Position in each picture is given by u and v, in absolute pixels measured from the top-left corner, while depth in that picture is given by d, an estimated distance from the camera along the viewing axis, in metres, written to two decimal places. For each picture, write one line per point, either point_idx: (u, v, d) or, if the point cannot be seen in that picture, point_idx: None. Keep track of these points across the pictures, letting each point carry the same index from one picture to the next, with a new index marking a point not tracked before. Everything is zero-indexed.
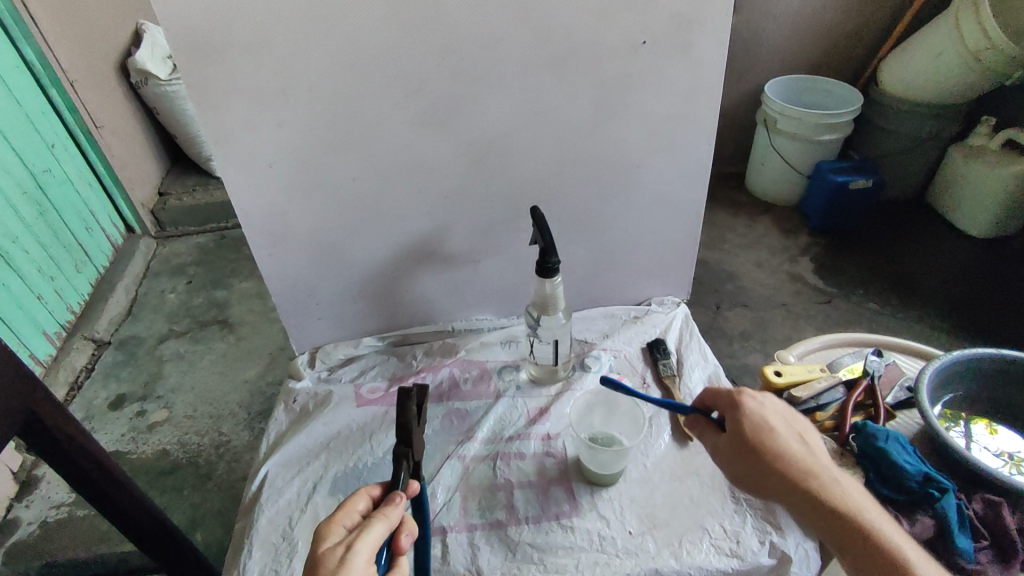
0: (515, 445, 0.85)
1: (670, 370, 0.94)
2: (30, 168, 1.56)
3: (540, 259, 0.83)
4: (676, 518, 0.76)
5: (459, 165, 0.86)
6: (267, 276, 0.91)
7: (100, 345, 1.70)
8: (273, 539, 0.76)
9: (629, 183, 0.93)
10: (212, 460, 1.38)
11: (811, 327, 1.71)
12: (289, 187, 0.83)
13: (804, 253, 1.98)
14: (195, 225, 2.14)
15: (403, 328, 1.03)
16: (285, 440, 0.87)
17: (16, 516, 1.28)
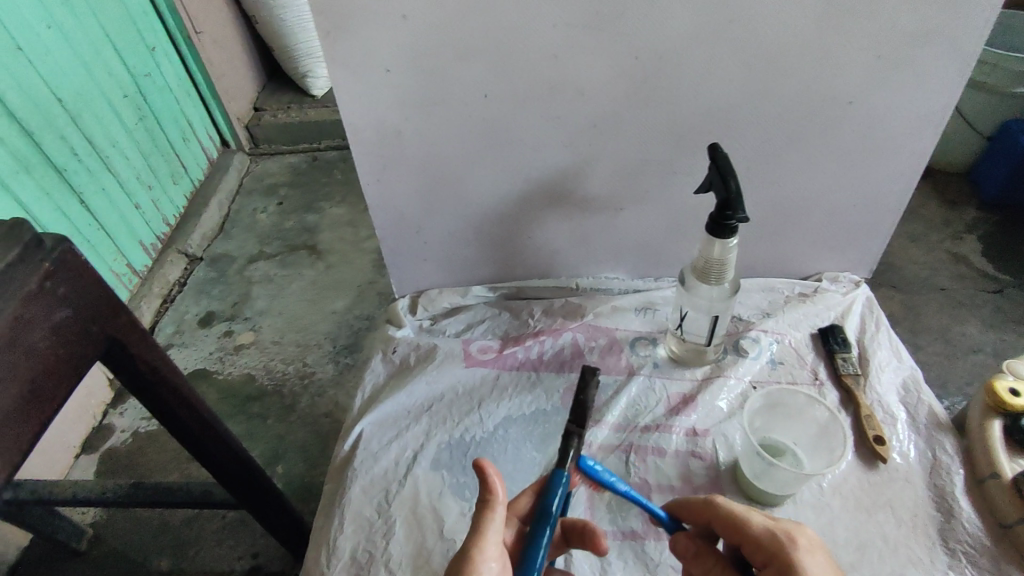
0: (653, 437, 0.70)
1: (852, 367, 0.74)
2: (130, 71, 1.49)
3: (716, 212, 0.63)
4: (865, 564, 0.60)
5: (620, 83, 0.66)
6: (371, 206, 0.78)
7: (192, 260, 1.67)
8: (366, 513, 0.66)
9: (840, 126, 0.70)
10: (297, 391, 1.32)
11: (975, 319, 1.32)
12: (410, 99, 0.67)
13: (972, 230, 1.53)
14: (289, 144, 2.06)
15: (518, 280, 0.88)
16: (383, 395, 0.77)
17: (111, 423, 1.27)
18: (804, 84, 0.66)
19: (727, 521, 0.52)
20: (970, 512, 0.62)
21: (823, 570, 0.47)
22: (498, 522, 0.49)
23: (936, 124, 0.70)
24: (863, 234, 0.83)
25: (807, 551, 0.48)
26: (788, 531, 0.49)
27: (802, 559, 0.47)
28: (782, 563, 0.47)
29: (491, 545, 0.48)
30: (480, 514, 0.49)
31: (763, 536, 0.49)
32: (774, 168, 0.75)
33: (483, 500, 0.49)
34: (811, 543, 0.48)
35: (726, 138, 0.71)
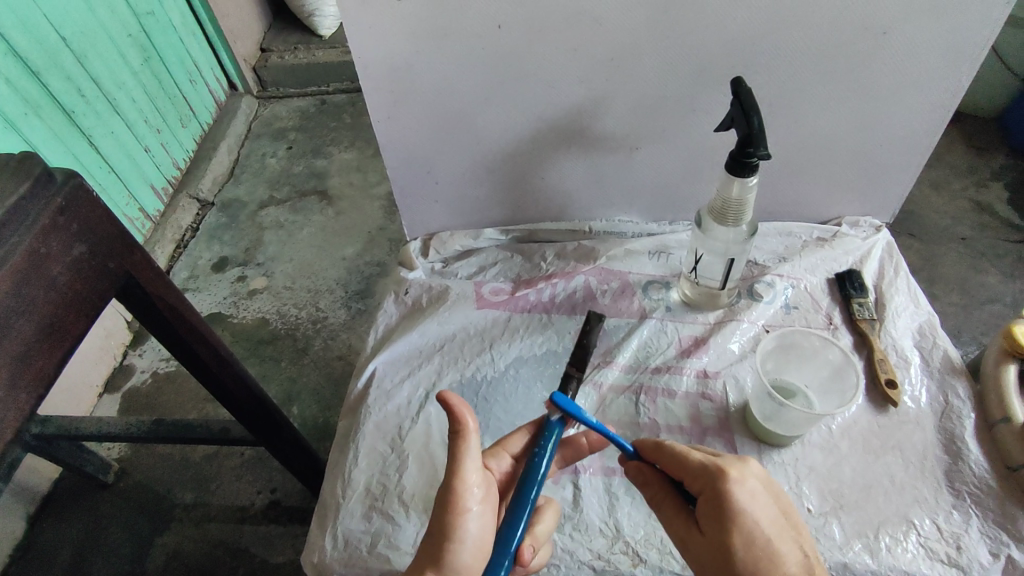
0: (663, 379, 0.71)
1: (868, 312, 0.74)
2: (134, 9, 1.44)
3: (736, 150, 0.61)
4: (868, 504, 0.60)
5: (641, 10, 0.62)
6: (383, 146, 0.76)
7: (204, 205, 1.67)
8: (380, 449, 0.68)
9: (872, 58, 0.67)
10: (309, 335, 1.34)
11: (994, 269, 1.29)
12: (421, 28, 0.64)
13: (998, 177, 1.48)
14: (296, 87, 2.02)
15: (530, 223, 0.87)
16: (395, 336, 0.77)
17: (131, 364, 1.29)
18: (836, 12, 0.63)
19: (672, 454, 0.51)
20: (978, 455, 0.63)
21: (756, 500, 0.47)
22: (471, 450, 0.49)
23: (975, 58, 0.67)
24: (886, 175, 0.81)
25: (741, 481, 0.47)
26: (721, 463, 0.48)
27: (735, 491, 0.47)
28: (712, 494, 0.48)
29: (470, 472, 0.49)
30: (454, 444, 0.49)
31: (698, 468, 0.49)
32: (800, 105, 0.72)
33: (455, 431, 0.49)
34: (745, 474, 0.48)
35: (750, 71, 0.68)
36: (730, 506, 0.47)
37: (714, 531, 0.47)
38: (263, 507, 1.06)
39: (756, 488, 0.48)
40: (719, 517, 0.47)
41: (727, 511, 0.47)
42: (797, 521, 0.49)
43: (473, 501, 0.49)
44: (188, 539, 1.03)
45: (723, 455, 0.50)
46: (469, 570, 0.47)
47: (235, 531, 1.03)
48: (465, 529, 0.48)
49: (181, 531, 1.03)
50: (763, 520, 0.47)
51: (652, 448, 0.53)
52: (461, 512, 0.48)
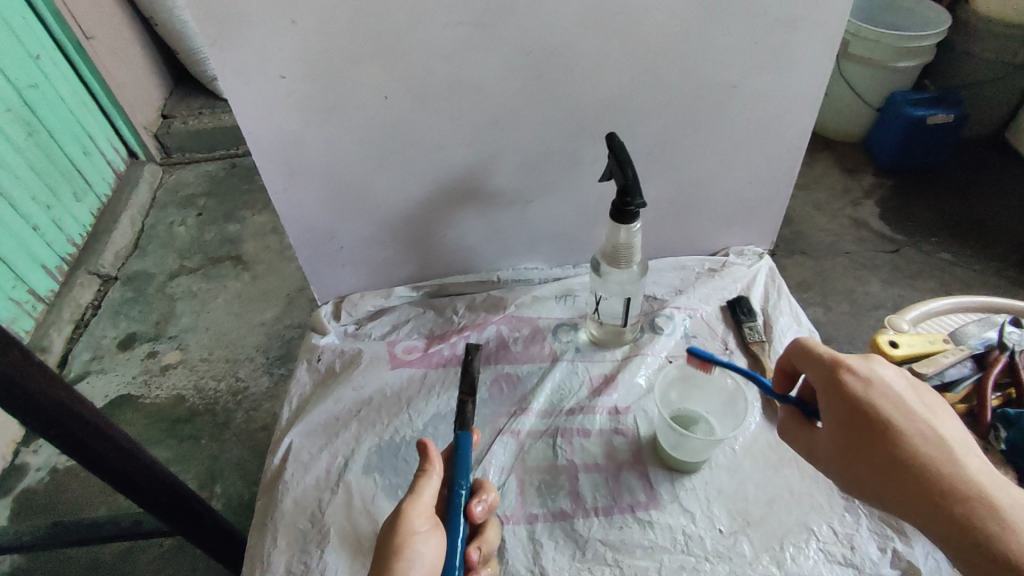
0: (577, 420, 0.73)
1: (757, 335, 0.80)
2: (15, 84, 1.38)
3: (617, 200, 0.66)
4: (773, 516, 0.64)
5: (518, 76, 0.67)
6: (283, 216, 0.77)
7: (106, 280, 1.58)
8: (300, 525, 0.66)
9: (728, 108, 0.75)
10: (230, 408, 1.28)
11: (876, 279, 1.42)
12: (308, 104, 0.66)
13: (869, 195, 1.64)
14: (203, 151, 1.98)
15: (440, 278, 0.89)
16: (309, 406, 0.76)
17: (24, 462, 1.18)
18: (691, 69, 0.70)
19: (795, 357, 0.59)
20: None
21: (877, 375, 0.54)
22: (430, 484, 0.54)
23: (813, 103, 0.76)
24: (760, 207, 0.89)
25: (859, 364, 0.55)
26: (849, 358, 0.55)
27: (855, 368, 0.54)
28: (836, 378, 0.55)
29: (426, 502, 0.53)
30: (416, 482, 0.54)
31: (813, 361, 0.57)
32: (674, 152, 0.78)
33: (422, 469, 0.54)
34: (864, 361, 0.55)
35: (624, 126, 0.74)
36: (850, 381, 0.54)
37: (841, 405, 0.54)
38: None
39: (884, 375, 0.54)
40: (843, 396, 0.54)
41: (847, 386, 0.54)
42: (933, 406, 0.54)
43: (423, 525, 0.51)
44: None
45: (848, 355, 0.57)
46: None
47: None
48: (417, 552, 0.50)
49: None
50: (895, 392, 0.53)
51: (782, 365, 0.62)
52: (411, 537, 0.50)
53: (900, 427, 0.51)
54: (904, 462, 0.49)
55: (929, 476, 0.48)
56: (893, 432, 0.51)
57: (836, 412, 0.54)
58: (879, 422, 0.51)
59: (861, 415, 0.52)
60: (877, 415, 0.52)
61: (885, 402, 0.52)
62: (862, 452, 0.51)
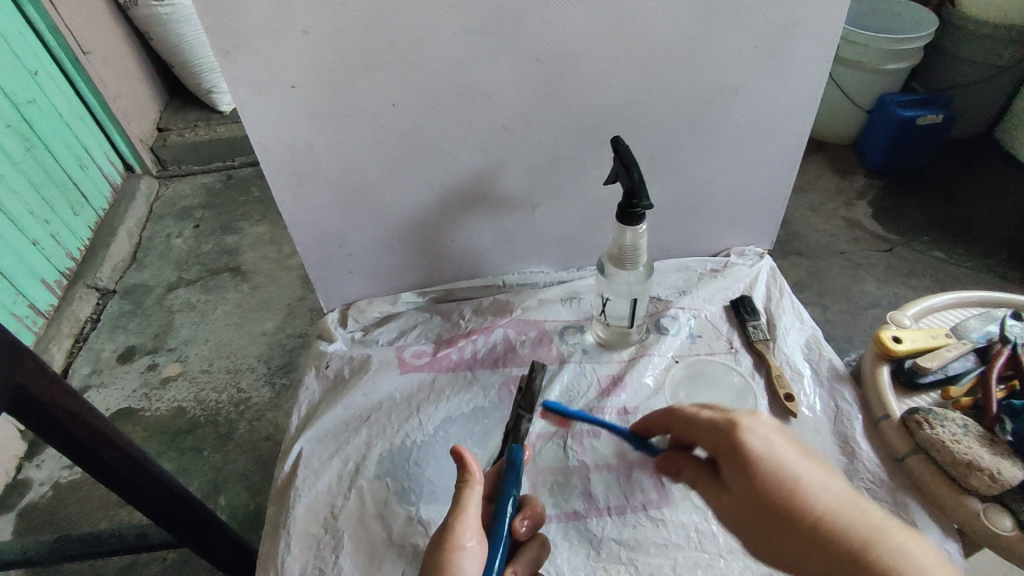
0: (587, 420, 0.74)
1: (762, 333, 0.81)
2: (12, 99, 1.38)
3: (623, 202, 0.67)
4: None
5: (523, 82, 0.68)
6: (290, 224, 0.77)
7: (104, 294, 1.58)
8: (314, 531, 0.66)
9: (729, 113, 0.76)
10: (232, 419, 1.28)
11: (872, 278, 1.44)
12: (319, 113, 0.67)
13: (862, 196, 1.66)
14: (200, 163, 1.98)
15: (446, 283, 0.90)
16: (320, 412, 0.76)
17: (27, 477, 1.17)
18: (692, 75, 0.71)
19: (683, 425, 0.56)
20: (869, 452, 0.69)
21: (770, 446, 0.48)
22: (477, 496, 0.53)
23: (811, 106, 0.78)
24: (760, 209, 0.90)
25: (750, 430, 0.49)
26: (731, 416, 0.51)
27: (745, 438, 0.48)
28: (726, 445, 0.50)
29: (471, 514, 0.52)
30: (459, 493, 0.53)
31: (709, 426, 0.52)
32: (676, 155, 0.79)
33: (462, 481, 0.53)
34: (755, 423, 0.49)
35: (628, 130, 0.75)
36: (729, 445, 0.49)
37: (725, 476, 0.50)
38: None
39: (767, 432, 0.49)
40: (725, 457, 0.50)
41: (743, 461, 0.48)
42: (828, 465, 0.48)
43: (471, 540, 0.51)
44: None
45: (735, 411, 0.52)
46: None
47: None
48: (465, 569, 0.49)
49: None
50: (785, 460, 0.47)
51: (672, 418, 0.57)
52: (456, 550, 0.50)
53: (766, 484, 0.46)
54: (784, 524, 0.45)
55: (803, 542, 0.44)
56: (761, 488, 0.46)
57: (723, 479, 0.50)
58: (749, 483, 0.47)
59: (738, 484, 0.48)
60: (772, 493, 0.45)
61: (751, 470, 0.47)
62: (747, 526, 0.47)
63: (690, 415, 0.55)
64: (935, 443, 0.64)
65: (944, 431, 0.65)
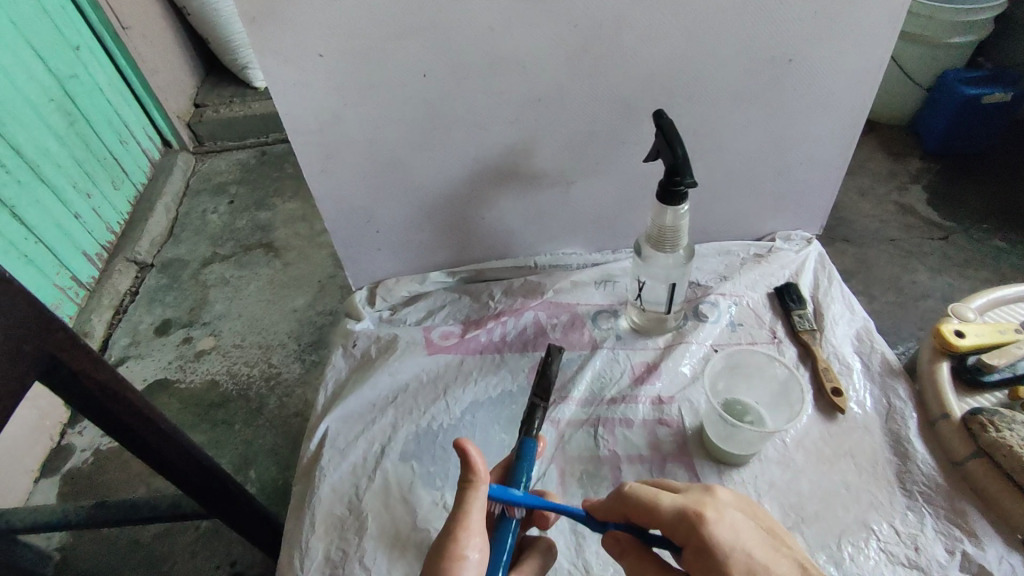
0: (620, 409, 0.71)
1: (808, 323, 0.76)
2: (55, 73, 1.40)
3: (665, 179, 0.63)
4: (829, 513, 0.61)
5: (562, 51, 0.64)
6: (319, 198, 0.75)
7: (143, 267, 1.60)
8: (338, 511, 0.65)
9: (782, 85, 0.71)
10: (263, 393, 1.29)
11: (925, 267, 1.36)
12: (348, 82, 0.64)
13: (917, 179, 1.57)
14: (235, 139, 1.99)
15: (476, 263, 0.87)
16: (346, 391, 0.75)
17: (69, 443, 1.20)
18: (745, 44, 0.66)
19: (637, 509, 0.50)
20: (924, 453, 0.65)
21: (739, 533, 0.47)
22: (481, 500, 0.49)
23: (873, 78, 0.72)
24: (810, 190, 0.85)
25: (717, 519, 0.47)
26: (695, 506, 0.48)
27: (716, 533, 0.46)
28: (698, 539, 0.47)
29: (474, 519, 0.48)
30: (463, 493, 0.49)
31: (673, 515, 0.48)
32: (723, 131, 0.75)
33: (466, 481, 0.48)
34: (721, 510, 0.48)
35: (671, 103, 0.71)
36: (710, 540, 0.46)
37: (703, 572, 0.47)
38: None
39: (733, 517, 0.48)
40: (700, 550, 0.47)
41: (715, 556, 0.46)
42: (783, 537, 0.49)
43: (474, 548, 0.48)
44: None
45: (693, 492, 0.50)
46: None
47: None
48: None
49: None
50: (751, 550, 0.46)
51: (613, 501, 0.51)
52: (457, 559, 0.47)
53: None
54: None
55: None
56: None
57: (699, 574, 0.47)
58: None
59: None
60: None
61: (744, 570, 0.45)
62: None
63: (647, 498, 0.50)
64: (1001, 448, 0.60)
65: (1012, 435, 0.60)
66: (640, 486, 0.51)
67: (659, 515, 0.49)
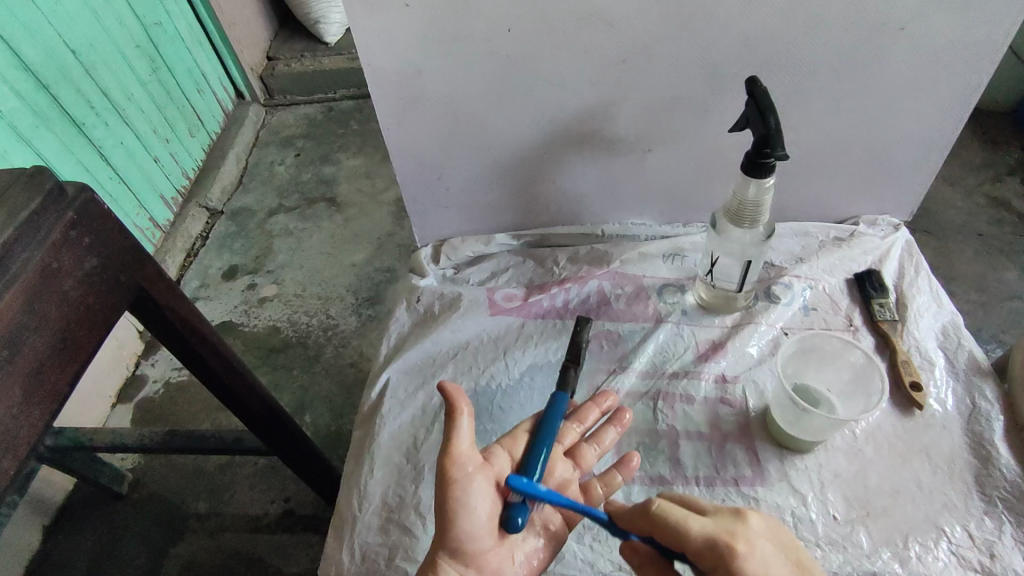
0: (681, 384, 0.69)
1: (890, 313, 0.72)
2: (142, 20, 1.44)
3: (753, 151, 0.60)
4: (897, 510, 0.59)
5: (652, 12, 0.62)
6: (393, 152, 0.76)
7: (213, 214, 1.67)
8: (396, 459, 0.67)
9: (889, 55, 0.66)
10: (320, 343, 1.34)
11: (1015, 266, 1.26)
12: (430, 35, 0.64)
13: (1015, 171, 1.44)
14: (303, 94, 2.02)
15: (542, 227, 0.87)
16: (408, 344, 0.76)
17: (143, 374, 1.28)
18: (852, 9, 0.62)
19: (662, 531, 0.47)
20: (1008, 458, 0.61)
21: (770, 568, 0.44)
22: (465, 430, 0.50)
23: (994, 53, 0.65)
24: (905, 172, 0.79)
25: (749, 555, 0.44)
26: (725, 537, 0.45)
27: (746, 565, 0.43)
28: (724, 571, 0.44)
29: (461, 447, 0.49)
30: (448, 424, 0.50)
31: (699, 545, 0.45)
32: (816, 104, 0.70)
33: (449, 413, 0.49)
34: (751, 542, 0.45)
35: (763, 70, 0.67)
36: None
37: None
38: (277, 517, 1.01)
39: (764, 551, 0.45)
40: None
41: None
42: (814, 572, 0.46)
43: (467, 476, 0.49)
44: (204, 549, 0.98)
45: (722, 518, 0.47)
46: (471, 538, 0.49)
47: (251, 540, 0.99)
48: (469, 504, 0.49)
49: (195, 542, 0.99)
50: None
51: (639, 517, 0.48)
52: (451, 486, 0.49)
53: None
54: None
55: None
56: None
57: None
58: None
59: None
60: None
61: None
62: None
63: (672, 519, 0.46)
64: None
65: None
66: (666, 507, 0.47)
67: (686, 540, 0.45)
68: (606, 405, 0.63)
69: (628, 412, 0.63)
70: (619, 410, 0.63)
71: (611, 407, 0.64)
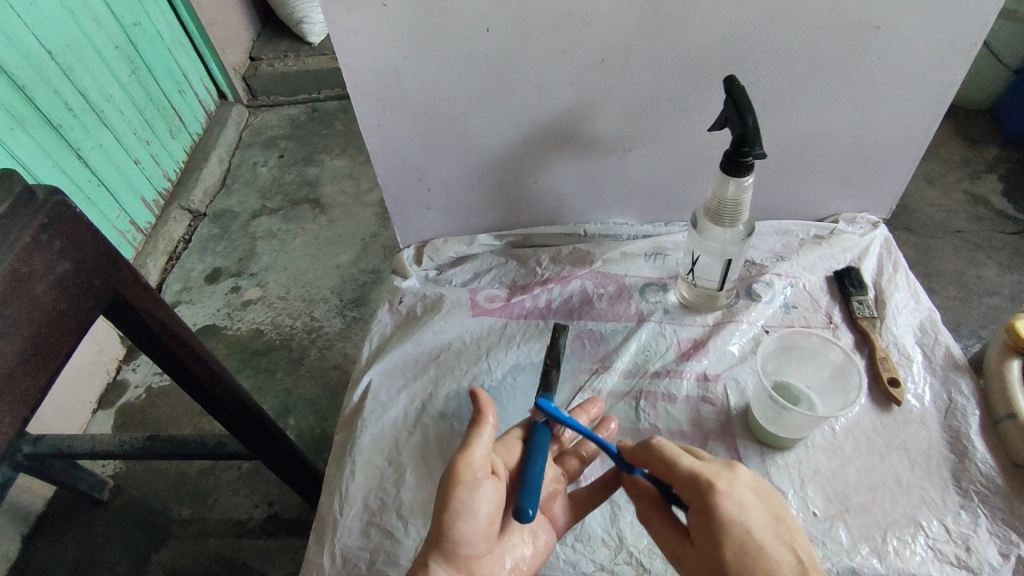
0: (663, 383, 0.70)
1: (868, 310, 0.73)
2: (120, 20, 1.42)
3: (731, 150, 0.60)
4: (876, 505, 0.60)
5: (630, 11, 0.62)
6: (373, 153, 0.75)
7: (196, 217, 1.65)
8: (378, 462, 0.67)
9: (865, 55, 0.66)
10: (304, 345, 1.32)
11: (992, 262, 1.28)
12: (408, 34, 0.63)
13: (992, 169, 1.46)
14: (286, 94, 2.00)
15: (525, 227, 0.87)
16: (390, 346, 0.76)
17: (124, 378, 1.26)
18: (828, 9, 0.62)
19: (659, 463, 0.53)
20: (984, 452, 0.62)
21: (745, 510, 0.48)
22: (485, 438, 0.53)
23: (967, 52, 0.66)
24: (883, 170, 0.80)
25: (727, 492, 0.49)
26: (709, 475, 0.50)
27: (722, 502, 0.48)
28: (701, 505, 0.49)
29: (477, 452, 0.52)
30: (470, 430, 0.53)
31: (686, 477, 0.50)
32: (794, 103, 0.71)
33: (475, 419, 0.54)
34: (732, 484, 0.49)
35: (741, 69, 0.67)
36: (714, 511, 0.48)
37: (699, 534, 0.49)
38: (261, 522, 1.00)
39: (744, 496, 0.49)
40: (705, 514, 0.49)
41: (715, 524, 0.48)
42: (790, 527, 0.49)
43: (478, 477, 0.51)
44: (186, 554, 0.97)
45: (712, 462, 0.52)
46: (467, 539, 0.49)
47: (234, 545, 0.98)
48: (471, 504, 0.50)
49: (178, 548, 0.98)
50: (753, 528, 0.48)
51: (641, 451, 0.54)
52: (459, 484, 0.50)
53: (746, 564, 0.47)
54: None
55: None
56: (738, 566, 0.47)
57: (696, 532, 0.50)
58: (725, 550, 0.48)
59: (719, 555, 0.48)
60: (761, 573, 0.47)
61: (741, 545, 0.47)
62: None
63: (670, 457, 0.52)
64: None
65: None
66: (668, 445, 0.53)
67: (677, 475, 0.51)
68: (593, 413, 0.64)
69: (613, 420, 0.64)
70: (605, 417, 0.64)
71: (597, 414, 0.64)
